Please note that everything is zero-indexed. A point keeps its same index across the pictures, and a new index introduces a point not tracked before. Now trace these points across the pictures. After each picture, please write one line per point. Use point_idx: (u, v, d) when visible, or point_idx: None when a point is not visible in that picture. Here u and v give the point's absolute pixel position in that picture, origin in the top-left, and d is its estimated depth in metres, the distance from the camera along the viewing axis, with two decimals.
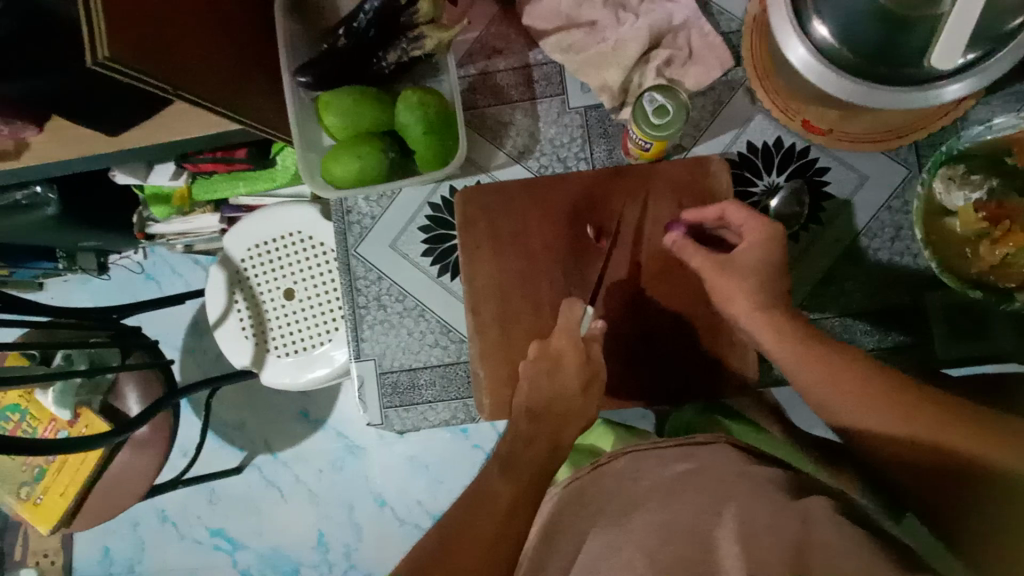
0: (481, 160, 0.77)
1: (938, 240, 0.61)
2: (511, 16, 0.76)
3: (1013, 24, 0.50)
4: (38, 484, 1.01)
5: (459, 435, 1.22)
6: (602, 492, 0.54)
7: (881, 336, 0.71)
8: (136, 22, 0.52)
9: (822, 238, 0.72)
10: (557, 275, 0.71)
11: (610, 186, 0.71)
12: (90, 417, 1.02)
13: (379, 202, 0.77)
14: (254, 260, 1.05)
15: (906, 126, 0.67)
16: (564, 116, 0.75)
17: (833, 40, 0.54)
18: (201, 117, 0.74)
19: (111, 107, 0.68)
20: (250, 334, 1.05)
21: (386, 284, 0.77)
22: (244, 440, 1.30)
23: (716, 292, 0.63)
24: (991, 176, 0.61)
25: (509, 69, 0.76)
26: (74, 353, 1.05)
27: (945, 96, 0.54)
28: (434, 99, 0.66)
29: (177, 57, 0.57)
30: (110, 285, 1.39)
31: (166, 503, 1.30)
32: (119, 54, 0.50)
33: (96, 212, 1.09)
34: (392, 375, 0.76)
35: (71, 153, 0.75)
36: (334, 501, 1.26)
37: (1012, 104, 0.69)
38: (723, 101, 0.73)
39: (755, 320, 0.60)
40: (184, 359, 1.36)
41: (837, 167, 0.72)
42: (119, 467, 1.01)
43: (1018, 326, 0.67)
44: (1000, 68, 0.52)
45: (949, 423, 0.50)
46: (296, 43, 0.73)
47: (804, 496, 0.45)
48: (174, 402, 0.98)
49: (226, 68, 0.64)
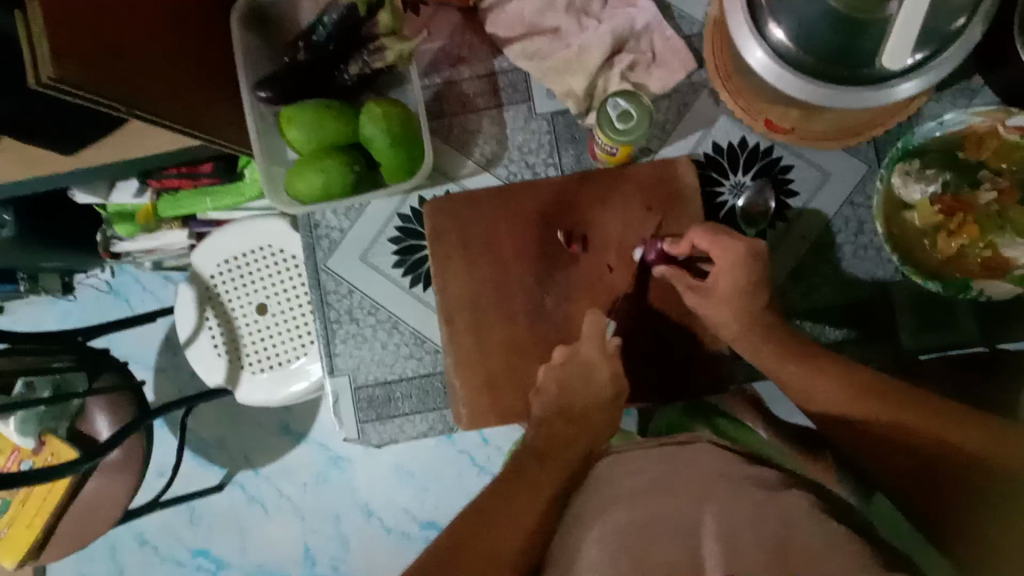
0: (449, 169, 0.76)
1: (899, 233, 0.63)
2: (474, 24, 0.76)
3: (957, 25, 0.52)
4: (4, 517, 0.98)
5: (444, 443, 1.22)
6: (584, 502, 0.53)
7: (849, 328, 0.72)
8: (84, 40, 0.51)
9: (789, 234, 0.73)
10: (530, 282, 0.71)
11: (580, 190, 0.71)
12: (55, 445, 0.98)
13: (348, 214, 0.76)
14: (224, 276, 1.03)
15: (863, 124, 0.68)
16: (531, 122, 0.75)
17: (789, 44, 0.55)
18: (161, 133, 0.72)
19: (64, 126, 0.66)
20: (223, 351, 1.03)
21: (358, 297, 0.76)
22: (223, 459, 1.27)
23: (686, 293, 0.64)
24: (945, 170, 0.63)
25: (474, 77, 0.76)
26: (37, 379, 1.01)
27: (898, 94, 0.55)
28: (398, 110, 0.66)
29: (130, 74, 0.55)
30: (76, 306, 1.35)
31: (144, 527, 1.27)
32: (66, 74, 0.49)
33: (58, 232, 1.05)
34: (369, 389, 0.75)
35: (23, 174, 0.72)
36: (319, 516, 1.24)
37: (962, 99, 0.71)
38: (687, 103, 0.74)
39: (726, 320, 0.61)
40: (158, 378, 1.33)
41: (799, 164, 0.73)
42: (90, 495, 0.98)
43: (979, 317, 0.70)
44: (946, 68, 0.54)
45: (922, 416, 0.54)
46: (255, 56, 0.72)
47: (780, 496, 0.46)
48: (145, 425, 0.95)
49: (182, 85, 0.62)
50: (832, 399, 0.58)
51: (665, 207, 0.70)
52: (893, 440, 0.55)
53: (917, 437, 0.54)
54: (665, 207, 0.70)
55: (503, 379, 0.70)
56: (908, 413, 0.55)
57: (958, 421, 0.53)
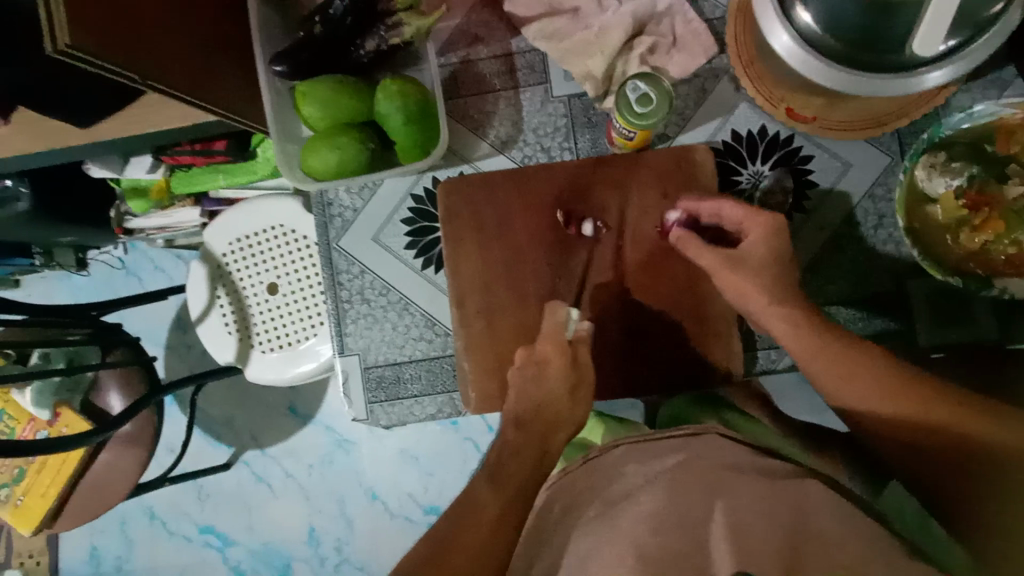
0: (463, 150, 0.76)
1: (920, 227, 0.62)
2: (492, 2, 0.74)
3: (993, 11, 0.50)
4: (18, 485, 1.00)
5: (450, 427, 1.22)
6: (591, 488, 0.53)
7: (864, 323, 0.71)
8: (101, 9, 0.50)
9: (807, 226, 0.72)
10: (541, 267, 0.70)
11: (596, 175, 0.70)
12: (69, 416, 0.99)
13: (361, 194, 0.76)
14: (236, 254, 1.03)
15: (888, 114, 0.67)
16: (547, 105, 0.74)
17: (817, 27, 0.54)
18: (176, 108, 0.72)
19: (80, 98, 0.66)
20: (234, 329, 1.04)
21: (369, 277, 0.76)
22: (231, 436, 1.28)
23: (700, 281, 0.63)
24: (973, 163, 0.61)
25: (491, 57, 0.75)
26: (51, 351, 1.02)
27: (928, 82, 0.54)
28: (413, 88, 0.65)
29: (146, 45, 0.55)
30: (90, 282, 1.36)
31: (153, 501, 1.29)
32: (82, 42, 0.49)
33: (72, 207, 1.06)
34: (378, 369, 0.75)
35: (39, 146, 0.72)
36: (325, 496, 1.26)
37: (992, 91, 0.69)
38: (708, 89, 0.73)
39: None
40: (168, 356, 1.34)
41: (820, 154, 0.71)
42: (102, 468, 1.00)
43: (1001, 314, 0.67)
44: (979, 56, 0.52)
45: (937, 407, 0.54)
46: (271, 31, 0.71)
47: (791, 488, 0.45)
48: (157, 400, 0.97)
49: (198, 58, 0.62)
50: (846, 390, 0.58)
51: (681, 195, 0.69)
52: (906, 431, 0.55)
53: (934, 425, 0.54)
54: (681, 195, 0.69)
55: (512, 363, 0.70)
56: (925, 406, 0.55)
57: (977, 410, 0.54)
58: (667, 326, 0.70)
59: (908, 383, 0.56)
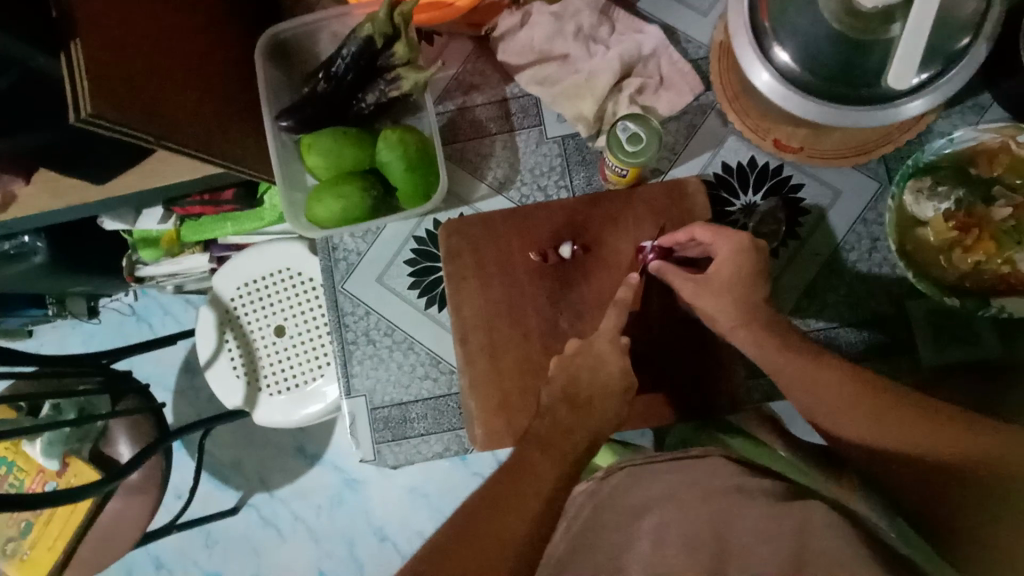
0: (463, 192, 0.78)
1: (913, 249, 0.63)
2: (486, 52, 0.78)
3: (961, 45, 0.53)
4: (25, 539, 0.99)
5: (459, 464, 1.21)
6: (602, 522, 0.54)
7: (865, 346, 0.72)
8: (120, 78, 0.53)
9: (801, 252, 0.73)
10: (543, 302, 0.71)
11: (592, 211, 0.72)
12: (79, 466, 1.00)
13: (364, 237, 0.78)
14: (244, 299, 1.05)
15: (873, 142, 0.69)
16: (542, 145, 0.77)
17: (795, 66, 0.56)
18: (188, 163, 0.76)
19: (97, 157, 0.69)
20: (242, 373, 1.05)
21: (374, 318, 0.77)
22: (239, 481, 1.28)
23: (717, 314, 0.62)
24: (959, 186, 0.63)
25: (487, 103, 0.78)
26: (62, 402, 1.04)
27: (906, 112, 0.56)
28: (413, 137, 0.68)
29: (161, 108, 0.58)
30: (101, 329, 1.38)
31: (161, 550, 1.28)
32: (104, 110, 0.52)
33: (85, 258, 1.09)
34: (384, 410, 0.76)
35: (58, 202, 0.76)
36: (334, 539, 1.24)
37: (971, 116, 0.71)
38: (696, 124, 0.75)
39: (758, 342, 0.59)
40: (177, 401, 1.35)
41: (810, 183, 0.73)
42: (110, 517, 0.99)
43: (1002, 333, 0.69)
44: (954, 86, 0.54)
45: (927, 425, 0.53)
46: (278, 89, 0.75)
47: (798, 514, 0.45)
48: (165, 446, 0.97)
49: (210, 116, 0.65)
50: (841, 414, 0.56)
51: (675, 222, 0.71)
52: (904, 457, 0.53)
53: (919, 447, 0.52)
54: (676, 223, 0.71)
55: (516, 399, 0.70)
56: (919, 427, 0.53)
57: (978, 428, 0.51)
58: (667, 355, 0.71)
59: (893, 402, 0.55)
